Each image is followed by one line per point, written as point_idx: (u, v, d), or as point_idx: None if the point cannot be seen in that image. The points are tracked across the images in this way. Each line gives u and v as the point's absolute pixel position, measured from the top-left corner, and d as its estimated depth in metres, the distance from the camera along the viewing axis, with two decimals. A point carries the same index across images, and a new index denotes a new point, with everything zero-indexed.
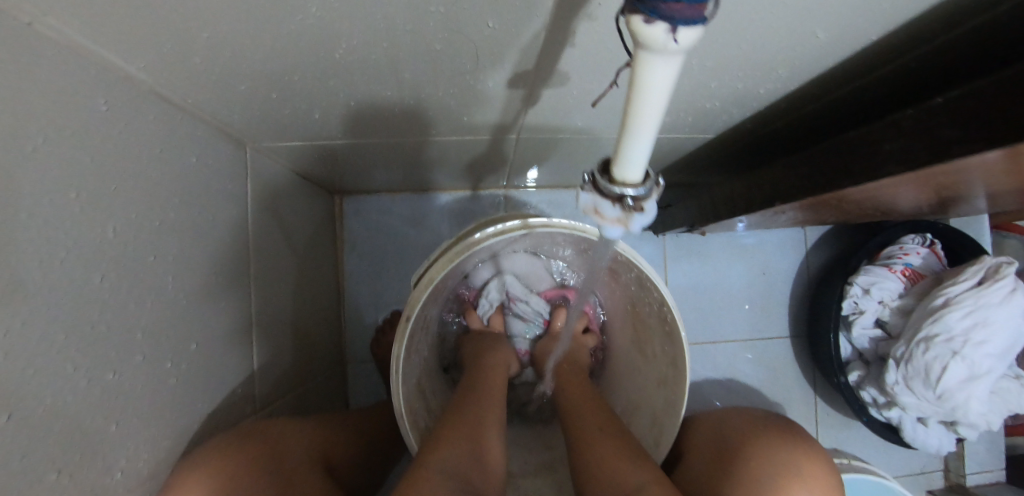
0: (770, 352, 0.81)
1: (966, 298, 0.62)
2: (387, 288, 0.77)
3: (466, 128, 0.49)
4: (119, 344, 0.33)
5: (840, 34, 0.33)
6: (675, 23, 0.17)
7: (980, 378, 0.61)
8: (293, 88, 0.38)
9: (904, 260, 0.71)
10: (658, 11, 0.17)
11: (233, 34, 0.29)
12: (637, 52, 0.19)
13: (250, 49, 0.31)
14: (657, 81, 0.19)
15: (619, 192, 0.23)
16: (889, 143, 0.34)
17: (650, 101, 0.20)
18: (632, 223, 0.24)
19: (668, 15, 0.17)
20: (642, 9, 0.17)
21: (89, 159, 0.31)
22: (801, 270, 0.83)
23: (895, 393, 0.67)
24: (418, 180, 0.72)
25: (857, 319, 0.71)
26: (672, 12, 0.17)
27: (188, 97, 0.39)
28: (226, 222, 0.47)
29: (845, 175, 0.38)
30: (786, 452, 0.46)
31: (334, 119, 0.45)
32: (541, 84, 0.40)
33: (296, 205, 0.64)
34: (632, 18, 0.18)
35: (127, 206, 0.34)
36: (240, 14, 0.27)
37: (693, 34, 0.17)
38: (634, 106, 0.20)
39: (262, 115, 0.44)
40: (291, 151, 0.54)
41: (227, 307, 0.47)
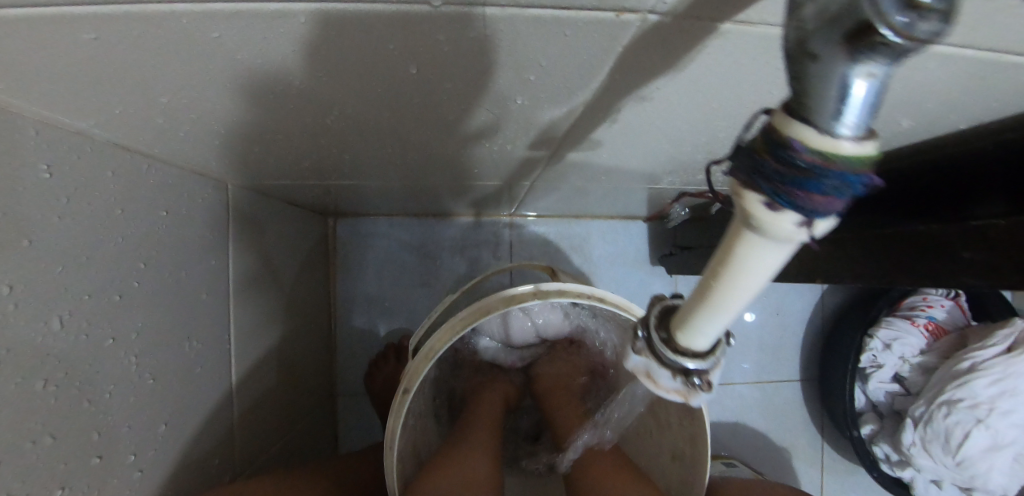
0: (779, 396, 0.78)
1: (995, 365, 0.59)
2: (381, 317, 0.73)
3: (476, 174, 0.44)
4: (68, 450, 0.28)
5: (926, 121, 0.28)
6: (811, 216, 0.12)
7: (1002, 448, 0.59)
8: (278, 140, 0.33)
9: (927, 313, 0.68)
10: (789, 200, 0.12)
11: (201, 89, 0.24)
12: (740, 229, 0.14)
13: (226, 101, 0.26)
14: (760, 266, 0.14)
15: (682, 367, 0.18)
16: (968, 250, 0.29)
17: (745, 283, 0.15)
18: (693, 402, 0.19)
19: (803, 208, 0.12)
20: (760, 188, 0.12)
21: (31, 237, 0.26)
22: (816, 311, 0.79)
23: (910, 454, 0.64)
24: (419, 205, 0.67)
25: (875, 373, 0.68)
26: (810, 205, 0.12)
27: (158, 144, 0.33)
28: (204, 273, 0.42)
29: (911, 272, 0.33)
30: None
31: (327, 163, 0.40)
32: (568, 146, 0.34)
33: (285, 234, 0.58)
34: (741, 192, 0.13)
35: (79, 283, 0.29)
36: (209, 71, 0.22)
37: (829, 228, 0.12)
38: (721, 284, 0.15)
39: (245, 158, 0.38)
40: (279, 185, 0.49)
41: (203, 367, 0.42)
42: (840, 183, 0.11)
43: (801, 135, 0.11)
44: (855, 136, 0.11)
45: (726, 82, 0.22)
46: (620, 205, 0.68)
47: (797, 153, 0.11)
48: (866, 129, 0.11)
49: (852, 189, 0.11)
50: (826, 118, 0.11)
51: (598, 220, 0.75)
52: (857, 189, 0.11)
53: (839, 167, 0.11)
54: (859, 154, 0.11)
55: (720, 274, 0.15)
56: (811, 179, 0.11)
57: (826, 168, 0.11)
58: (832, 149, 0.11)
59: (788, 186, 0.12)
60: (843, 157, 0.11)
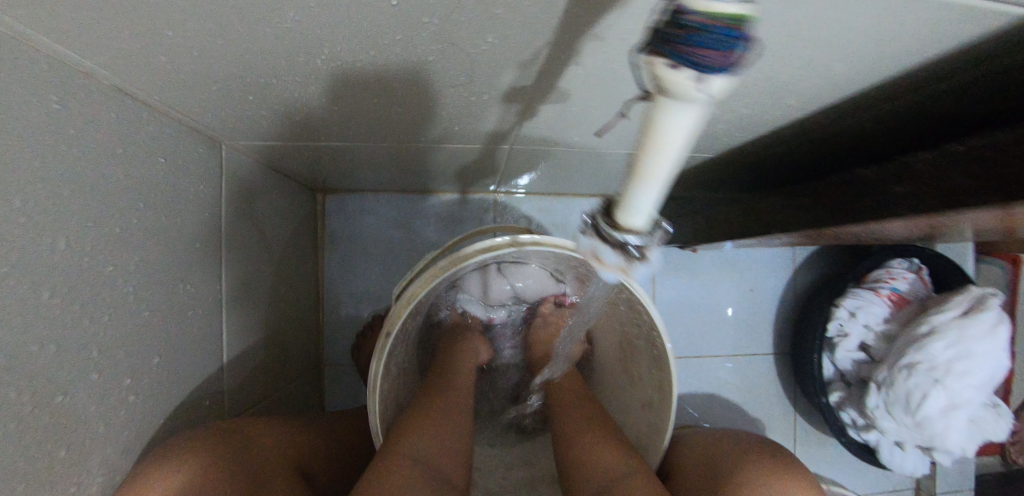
0: (753, 369, 0.81)
1: (952, 328, 0.62)
2: (369, 291, 0.75)
3: (457, 137, 0.47)
4: (75, 368, 0.30)
5: (853, 71, 0.32)
6: (703, 71, 0.15)
7: (958, 407, 0.62)
8: (271, 90, 0.35)
9: (890, 284, 0.71)
10: (690, 60, 0.15)
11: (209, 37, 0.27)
12: (656, 96, 0.17)
13: (230, 49, 0.29)
14: (673, 131, 0.17)
15: (623, 240, 0.21)
16: (896, 184, 0.33)
17: (664, 150, 0.18)
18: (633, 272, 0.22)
19: (702, 65, 0.15)
20: (667, 54, 0.16)
21: (46, 164, 0.28)
22: (789, 288, 0.83)
23: (875, 417, 0.67)
24: (405, 181, 0.70)
25: (842, 341, 0.72)
26: (707, 57, 0.15)
27: (158, 95, 0.36)
28: (199, 227, 0.44)
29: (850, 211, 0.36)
30: (774, 483, 0.43)
31: (316, 122, 0.43)
32: (539, 99, 0.38)
33: (275, 204, 0.61)
34: (653, 63, 0.16)
35: (87, 215, 0.31)
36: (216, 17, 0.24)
37: (722, 83, 0.15)
38: (649, 154, 0.18)
39: (239, 115, 0.41)
40: (271, 151, 0.51)
41: (196, 316, 0.44)
42: (720, 36, 0.15)
43: (698, 6, 0.14)
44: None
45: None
46: (598, 182, 0.71)
47: (690, 19, 0.15)
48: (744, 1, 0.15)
49: (731, 46, 0.15)
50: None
51: (578, 199, 0.79)
52: (734, 44, 0.15)
53: (716, 26, 0.14)
54: (728, 13, 0.14)
55: (646, 146, 0.18)
56: (699, 38, 0.15)
57: (709, 25, 0.15)
58: (714, 4, 0.14)
59: (688, 44, 0.15)
60: (724, 12, 0.14)
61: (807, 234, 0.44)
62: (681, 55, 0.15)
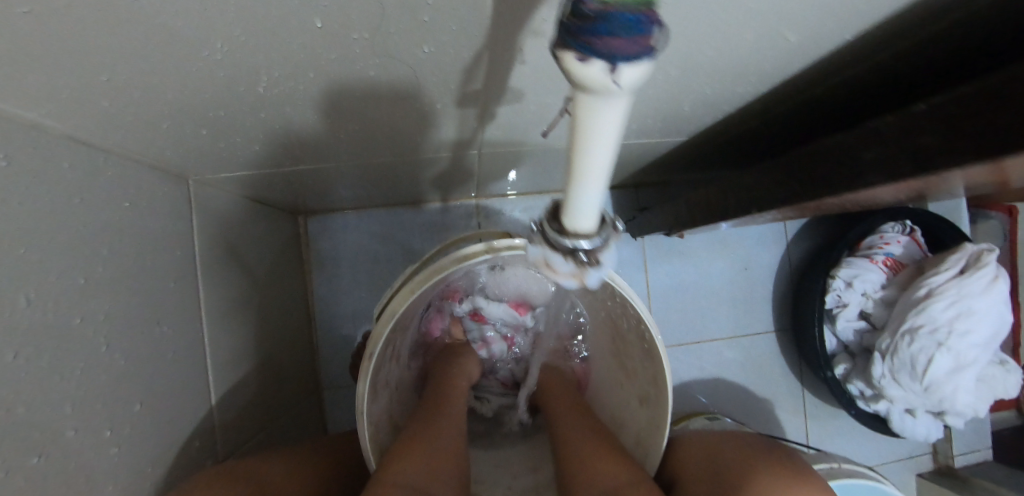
0: (756, 349, 0.81)
1: (950, 288, 0.61)
2: (364, 308, 0.75)
3: (423, 146, 0.47)
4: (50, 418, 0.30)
5: (815, 35, 0.31)
6: (613, 63, 0.14)
7: (965, 367, 0.61)
8: (223, 122, 0.35)
9: (885, 249, 0.70)
10: (590, 50, 0.14)
11: (156, 72, 0.27)
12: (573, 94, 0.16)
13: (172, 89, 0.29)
14: (602, 126, 0.16)
15: (573, 246, 0.20)
16: (869, 151, 0.32)
17: (595, 153, 0.17)
18: (585, 277, 0.21)
19: (603, 55, 0.14)
20: (571, 50, 0.15)
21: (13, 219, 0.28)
22: (782, 261, 0.82)
23: (882, 386, 0.66)
24: (385, 196, 0.70)
25: (841, 312, 0.71)
26: (618, 48, 0.14)
27: (111, 139, 0.35)
28: (167, 263, 0.44)
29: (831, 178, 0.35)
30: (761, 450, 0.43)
31: (282, 148, 0.43)
32: (494, 102, 0.37)
33: (253, 234, 0.60)
34: (561, 56, 0.15)
35: (54, 268, 0.31)
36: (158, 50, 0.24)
37: (633, 74, 0.14)
38: (579, 156, 0.18)
39: (202, 149, 0.41)
40: (243, 180, 0.51)
41: (185, 356, 0.44)
42: (625, 23, 0.13)
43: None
44: None
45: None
46: None
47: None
48: None
49: (639, 31, 0.14)
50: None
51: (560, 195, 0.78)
52: (645, 28, 0.14)
53: (617, 9, 0.13)
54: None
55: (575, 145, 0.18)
56: (599, 27, 0.14)
57: (607, 11, 0.13)
58: None
59: (584, 38, 0.14)
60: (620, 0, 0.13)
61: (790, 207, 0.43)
62: (585, 46, 0.14)
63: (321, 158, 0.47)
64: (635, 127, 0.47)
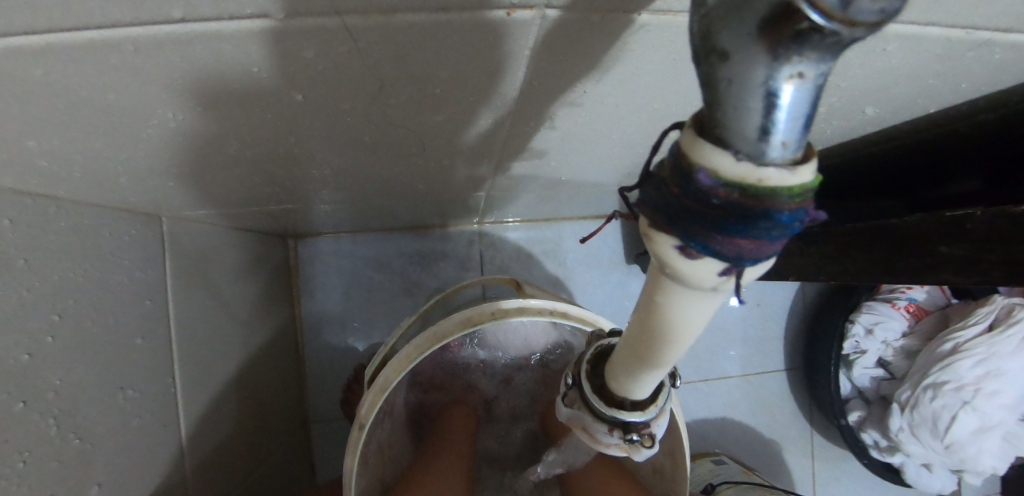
0: (766, 389, 0.77)
1: (979, 345, 0.58)
2: (356, 337, 0.70)
3: (424, 190, 0.42)
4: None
5: (891, 106, 0.27)
6: (737, 264, 0.10)
7: (990, 429, 0.58)
8: (195, 173, 0.30)
9: (907, 295, 0.67)
10: (705, 245, 0.09)
11: (110, 134, 0.22)
12: (661, 281, 0.11)
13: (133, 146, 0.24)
14: (691, 316, 0.12)
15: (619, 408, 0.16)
16: (942, 245, 0.27)
17: (681, 340, 0.13)
18: (632, 453, 0.17)
19: (726, 254, 0.09)
20: (671, 231, 0.10)
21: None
22: (797, 299, 0.78)
23: (900, 441, 0.63)
24: (380, 223, 0.65)
25: (859, 359, 0.67)
26: (745, 255, 0.09)
27: (65, 188, 0.30)
28: (137, 313, 0.39)
29: (893, 264, 0.31)
30: None
31: (267, 190, 0.38)
32: (510, 157, 0.32)
33: (236, 264, 0.56)
34: (651, 235, 0.11)
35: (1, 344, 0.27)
36: (108, 116, 0.20)
37: (761, 273, 0.10)
38: (655, 342, 0.13)
39: (177, 193, 0.36)
40: (224, 214, 0.46)
41: (156, 414, 0.40)
42: (772, 223, 0.09)
43: (712, 163, 0.09)
44: (783, 167, 0.08)
45: (659, 78, 0.21)
46: (587, 210, 0.66)
47: (687, 170, 0.09)
48: (798, 154, 0.09)
49: (787, 229, 0.09)
50: (744, 139, 0.08)
51: (567, 223, 0.74)
52: (796, 224, 0.09)
53: (766, 202, 0.08)
54: (789, 185, 0.09)
55: (650, 330, 0.13)
56: (728, 220, 0.09)
57: (748, 207, 0.09)
58: (752, 182, 0.08)
59: (701, 229, 0.09)
60: (769, 192, 0.08)
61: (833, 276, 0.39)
62: (695, 239, 0.10)
63: (310, 199, 0.42)
64: None
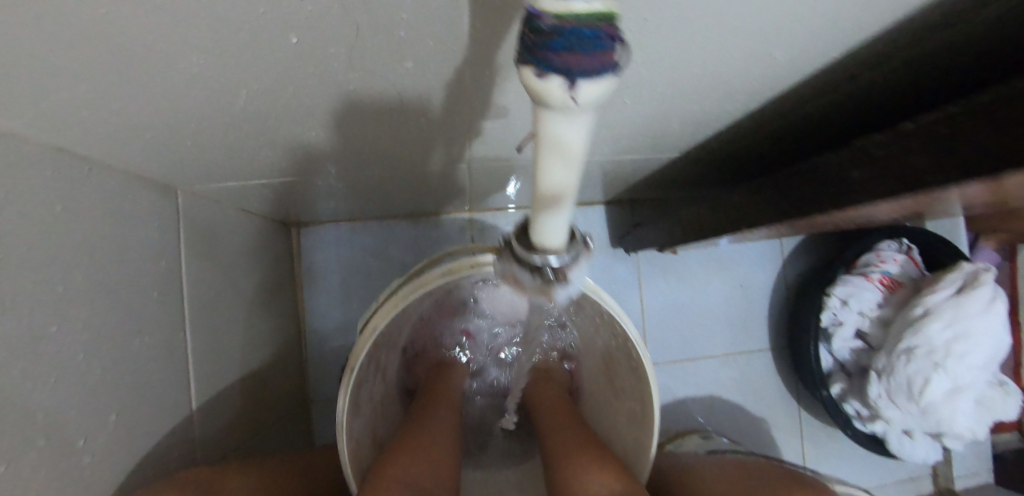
0: (753, 369, 0.79)
1: (947, 309, 0.60)
2: (354, 320, 0.74)
3: (410, 160, 0.47)
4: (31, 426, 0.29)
5: (799, 55, 0.31)
6: (572, 78, 0.14)
7: (963, 391, 0.60)
8: (206, 134, 0.35)
9: (881, 268, 0.69)
10: (547, 64, 0.14)
11: (139, 83, 0.27)
12: (537, 113, 0.16)
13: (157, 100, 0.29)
14: (566, 142, 0.16)
15: (542, 261, 0.21)
16: (853, 173, 0.31)
17: (565, 172, 0.17)
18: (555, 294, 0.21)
19: (564, 70, 0.14)
20: (530, 64, 0.14)
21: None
22: (780, 280, 0.81)
23: (879, 407, 0.65)
24: (376, 210, 0.70)
25: (837, 331, 0.70)
26: (572, 65, 0.13)
27: (96, 148, 0.35)
28: (154, 272, 0.44)
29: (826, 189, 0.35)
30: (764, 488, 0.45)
31: (270, 159, 0.43)
32: (479, 117, 0.37)
33: (242, 245, 0.60)
34: (523, 76, 0.15)
35: (41, 274, 0.31)
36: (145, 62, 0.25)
37: (596, 89, 0.14)
38: (548, 180, 0.17)
39: (192, 161, 0.41)
40: (232, 190, 0.51)
41: (169, 367, 0.44)
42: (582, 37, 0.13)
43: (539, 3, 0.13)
44: None
45: None
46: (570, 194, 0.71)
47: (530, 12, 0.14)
48: None
49: (596, 45, 0.13)
50: None
51: None
52: (601, 40, 0.13)
53: (573, 22, 0.13)
54: (589, 11, 0.13)
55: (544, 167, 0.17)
56: (554, 39, 0.13)
57: (562, 26, 0.13)
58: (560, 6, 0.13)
59: (543, 54, 0.14)
60: (574, 14, 0.13)
61: (781, 226, 0.42)
62: (542, 63, 0.14)
63: (309, 171, 0.47)
64: (622, 144, 0.47)
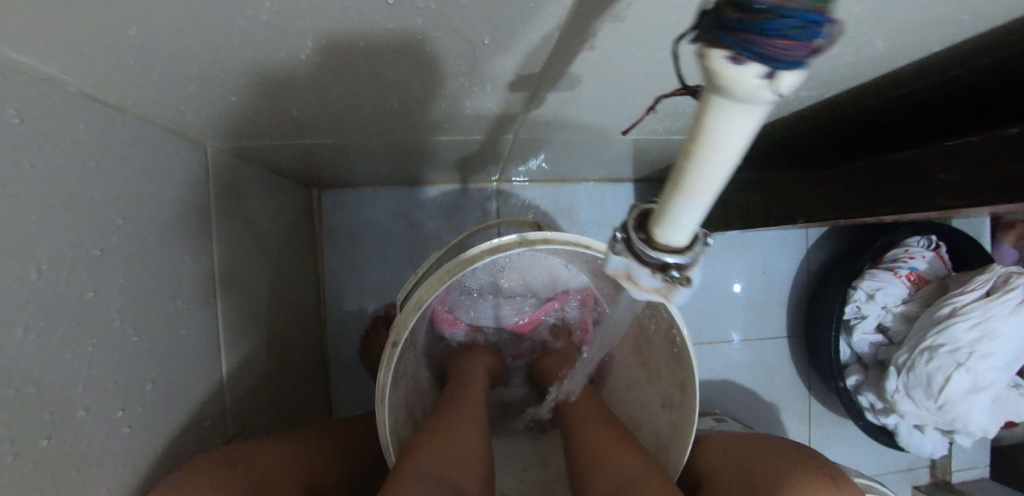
0: (766, 353, 0.80)
1: (975, 309, 0.61)
2: (371, 290, 0.74)
3: (454, 126, 0.44)
4: (58, 400, 0.28)
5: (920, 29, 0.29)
6: (776, 67, 0.12)
7: (983, 388, 0.60)
8: (260, 89, 0.33)
9: (909, 264, 0.70)
10: (752, 49, 0.12)
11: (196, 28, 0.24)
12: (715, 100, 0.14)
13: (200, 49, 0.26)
14: (727, 138, 0.14)
15: (662, 260, 0.19)
16: (945, 174, 0.30)
17: (713, 154, 0.15)
18: (673, 296, 0.20)
19: (765, 55, 0.12)
20: (727, 45, 0.12)
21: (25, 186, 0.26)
22: (801, 267, 0.81)
23: (895, 402, 0.66)
24: (402, 175, 0.68)
25: (859, 324, 0.70)
26: (777, 51, 0.12)
27: (134, 102, 0.33)
28: (189, 232, 0.43)
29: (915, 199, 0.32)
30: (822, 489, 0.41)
31: (304, 120, 0.41)
32: (547, 86, 0.35)
33: (266, 204, 0.59)
34: (705, 52, 0.13)
35: (74, 235, 0.30)
36: (212, 15, 0.23)
37: (792, 82, 0.12)
38: (695, 158, 0.15)
39: (226, 117, 0.38)
40: (260, 150, 0.49)
41: (199, 328, 0.43)
42: (796, 21, 0.11)
43: None
44: None
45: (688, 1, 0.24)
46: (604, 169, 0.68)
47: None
48: None
49: (815, 34, 0.12)
50: None
51: (583, 184, 0.77)
52: (819, 27, 0.11)
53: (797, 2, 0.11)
54: None
55: (696, 139, 0.15)
56: (769, 22, 0.11)
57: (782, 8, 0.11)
58: None
59: (746, 33, 0.12)
60: None
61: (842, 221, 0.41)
62: (746, 47, 0.12)
63: (347, 133, 0.45)
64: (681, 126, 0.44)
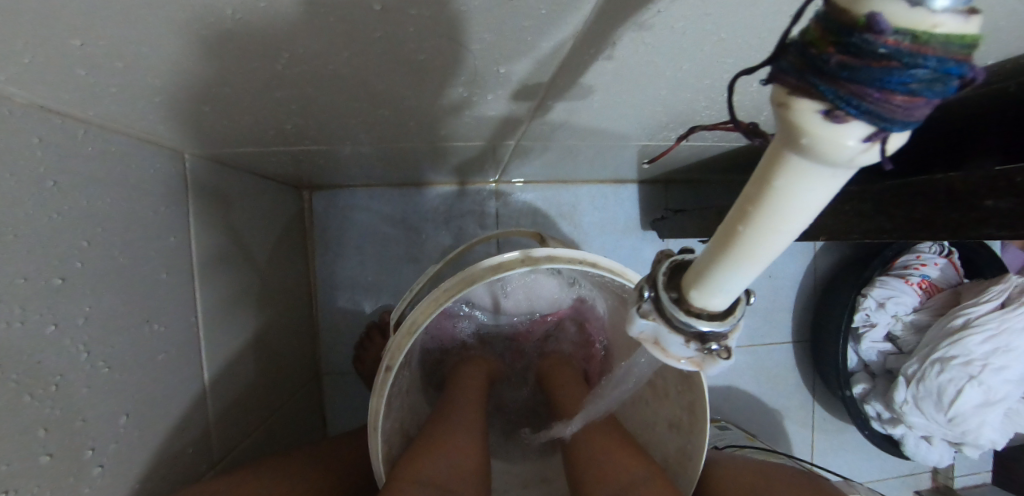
0: (771, 359, 0.79)
1: (991, 320, 0.59)
2: (364, 296, 0.72)
3: (453, 134, 0.41)
4: (19, 446, 0.25)
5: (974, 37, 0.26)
6: (885, 128, 0.10)
7: (995, 401, 0.59)
8: (235, 98, 0.29)
9: (921, 271, 0.67)
10: (859, 104, 0.10)
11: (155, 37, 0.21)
12: (797, 162, 0.11)
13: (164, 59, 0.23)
14: (804, 204, 0.12)
15: (693, 331, 0.17)
16: (993, 200, 0.27)
17: (788, 221, 0.12)
18: (703, 364, 0.18)
19: (879, 113, 0.10)
20: (821, 96, 0.10)
21: None
22: (809, 272, 0.78)
23: (903, 413, 0.64)
24: (397, 177, 0.64)
25: (868, 332, 0.69)
26: (888, 109, 0.10)
27: (97, 113, 0.30)
28: (167, 248, 0.40)
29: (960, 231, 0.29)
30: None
31: (290, 128, 0.37)
32: (556, 96, 0.31)
33: (253, 210, 0.55)
34: (789, 101, 0.11)
35: (33, 265, 0.27)
36: (171, 21, 0.19)
37: (902, 144, 0.11)
38: (761, 220, 0.13)
39: (203, 126, 0.35)
40: (243, 157, 0.45)
41: (179, 350, 0.40)
42: (926, 74, 0.09)
43: (889, 11, 0.09)
44: (952, 12, 0.09)
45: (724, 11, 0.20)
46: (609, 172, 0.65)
47: (850, 25, 0.10)
48: (963, 8, 0.09)
49: (944, 85, 0.10)
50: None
51: (586, 186, 0.74)
52: (952, 77, 0.09)
53: (935, 49, 0.09)
54: (955, 33, 0.09)
55: (760, 202, 0.12)
56: (893, 72, 0.09)
57: (912, 57, 0.09)
58: (926, 25, 0.09)
59: (860, 84, 0.10)
60: (937, 36, 0.09)
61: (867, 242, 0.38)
62: (853, 104, 0.10)
63: (336, 140, 0.42)
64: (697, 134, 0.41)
